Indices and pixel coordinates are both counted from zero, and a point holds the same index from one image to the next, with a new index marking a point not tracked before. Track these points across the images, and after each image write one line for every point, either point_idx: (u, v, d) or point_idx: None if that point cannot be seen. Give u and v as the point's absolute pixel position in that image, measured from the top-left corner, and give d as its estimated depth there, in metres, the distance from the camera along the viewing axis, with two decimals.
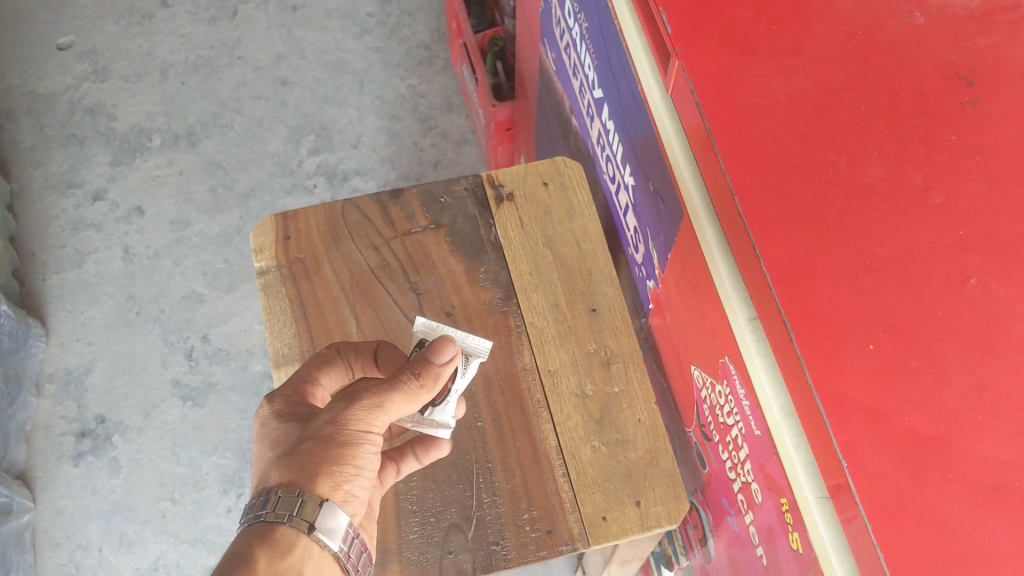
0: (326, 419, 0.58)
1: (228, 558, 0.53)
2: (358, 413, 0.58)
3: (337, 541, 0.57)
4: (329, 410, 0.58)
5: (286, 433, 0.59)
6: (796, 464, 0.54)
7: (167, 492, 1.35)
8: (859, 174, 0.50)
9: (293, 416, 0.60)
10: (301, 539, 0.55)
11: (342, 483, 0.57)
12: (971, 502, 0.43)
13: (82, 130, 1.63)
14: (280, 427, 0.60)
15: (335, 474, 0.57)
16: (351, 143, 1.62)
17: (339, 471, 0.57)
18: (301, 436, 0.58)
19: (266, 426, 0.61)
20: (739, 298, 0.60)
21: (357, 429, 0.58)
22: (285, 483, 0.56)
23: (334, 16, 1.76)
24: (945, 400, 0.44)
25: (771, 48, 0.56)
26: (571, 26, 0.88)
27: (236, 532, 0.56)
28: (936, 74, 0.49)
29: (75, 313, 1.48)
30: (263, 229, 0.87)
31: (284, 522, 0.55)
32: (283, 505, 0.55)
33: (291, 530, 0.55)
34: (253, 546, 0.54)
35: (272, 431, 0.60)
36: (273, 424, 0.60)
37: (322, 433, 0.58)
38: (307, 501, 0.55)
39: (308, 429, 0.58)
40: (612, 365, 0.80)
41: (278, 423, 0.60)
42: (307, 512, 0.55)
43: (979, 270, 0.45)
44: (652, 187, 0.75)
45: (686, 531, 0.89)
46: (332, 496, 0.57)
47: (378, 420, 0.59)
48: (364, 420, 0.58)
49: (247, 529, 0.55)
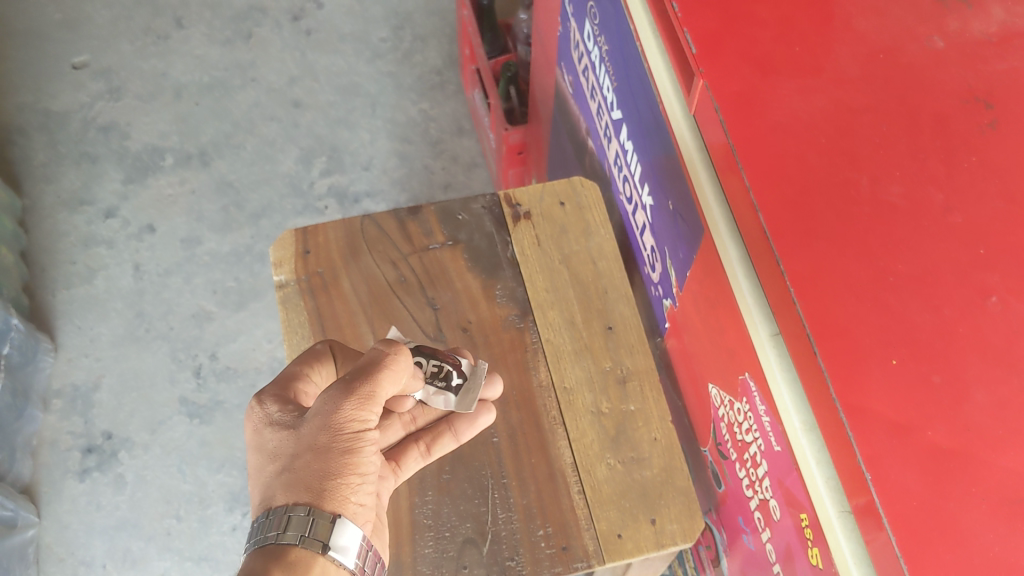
0: (320, 427, 0.58)
1: None
2: (347, 418, 0.58)
3: (351, 557, 0.58)
4: (316, 416, 0.58)
5: (282, 442, 0.60)
6: (817, 479, 0.53)
7: (172, 509, 1.34)
8: (880, 193, 0.52)
9: (285, 424, 0.61)
10: (317, 560, 0.55)
11: (349, 495, 0.58)
12: (995, 515, 0.43)
13: (96, 148, 1.65)
14: (277, 436, 0.61)
15: (340, 488, 0.57)
16: (362, 165, 1.64)
17: (344, 483, 0.58)
18: (296, 447, 0.58)
19: (263, 434, 0.62)
20: (762, 314, 0.59)
21: (350, 433, 0.58)
22: (294, 503, 0.56)
23: (347, 40, 1.78)
24: (968, 414, 0.45)
25: (794, 69, 0.58)
26: (589, 49, 0.90)
27: (247, 553, 0.57)
28: (957, 96, 0.52)
29: (84, 328, 1.48)
30: (282, 243, 0.88)
31: (297, 544, 0.55)
32: (296, 526, 0.55)
33: (305, 551, 0.55)
34: (268, 565, 0.55)
35: (269, 442, 0.61)
36: (269, 435, 0.61)
37: (318, 443, 0.57)
38: (319, 520, 0.56)
39: (301, 440, 0.58)
40: (628, 383, 0.81)
41: (273, 432, 0.61)
42: (320, 530, 0.56)
43: (999, 288, 0.47)
44: (671, 205, 0.76)
45: (698, 551, 0.89)
46: (343, 510, 0.58)
47: (370, 412, 0.59)
48: (354, 423, 0.58)
49: (259, 551, 0.56)
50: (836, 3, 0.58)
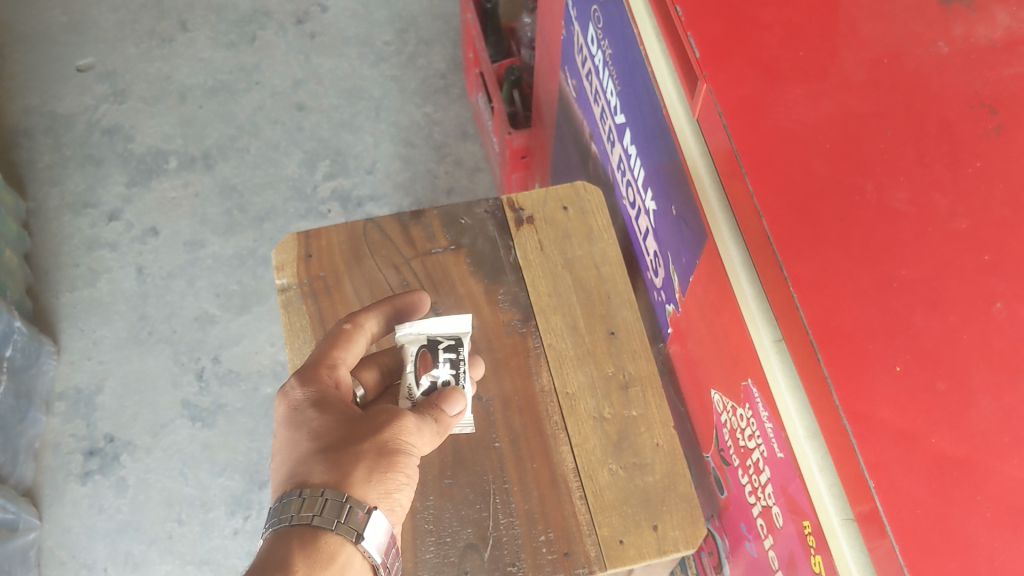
0: (381, 429, 0.62)
1: (268, 564, 0.54)
2: (404, 428, 0.62)
3: (377, 552, 0.59)
4: (378, 416, 0.63)
5: (327, 426, 0.62)
6: (820, 486, 0.53)
7: (174, 512, 1.34)
8: (886, 199, 0.51)
9: (332, 410, 0.63)
10: (346, 548, 0.57)
11: (389, 492, 0.61)
12: (1000, 524, 0.43)
13: (100, 151, 1.66)
14: (320, 417, 0.63)
15: (385, 482, 0.60)
16: (366, 168, 1.64)
17: (390, 479, 0.60)
18: (348, 433, 0.61)
19: (301, 413, 0.63)
20: (765, 319, 0.58)
21: (403, 442, 0.62)
22: (333, 486, 0.58)
23: (351, 44, 1.78)
24: (973, 422, 0.45)
25: (799, 74, 0.57)
26: (593, 53, 0.90)
27: (268, 533, 0.57)
28: (961, 101, 0.52)
29: (87, 331, 1.48)
30: (285, 246, 0.88)
31: (331, 529, 0.57)
32: (331, 510, 0.57)
33: (337, 538, 0.57)
34: (292, 550, 0.55)
35: (311, 421, 0.63)
36: (311, 414, 0.63)
37: (375, 437, 0.61)
38: (355, 509, 0.58)
39: (357, 429, 0.62)
40: (630, 389, 0.81)
41: (316, 413, 0.63)
42: (356, 520, 0.58)
43: (1006, 294, 0.47)
44: (675, 210, 0.76)
45: (700, 557, 0.88)
46: (380, 503, 0.60)
47: (418, 441, 0.64)
48: (410, 438, 0.63)
49: (285, 532, 0.57)
50: (839, 8, 0.58)
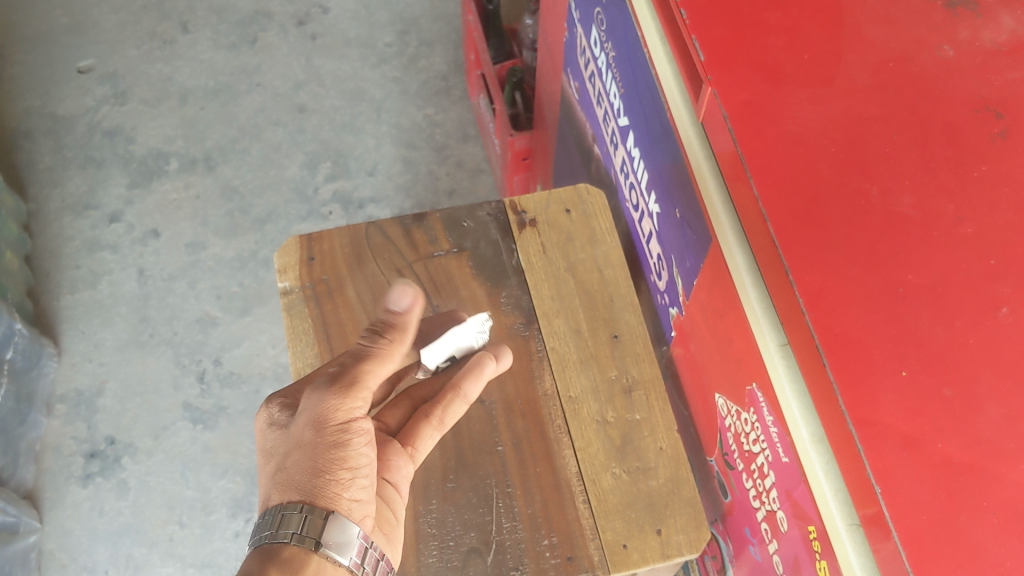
0: (309, 423, 0.60)
1: None
2: (334, 406, 0.59)
3: (348, 555, 0.58)
4: (308, 411, 0.60)
5: (280, 443, 0.62)
6: (825, 492, 0.53)
7: (175, 515, 1.34)
8: (891, 203, 0.51)
9: (285, 424, 0.63)
10: (312, 556, 0.57)
11: (341, 489, 0.59)
12: (1006, 531, 0.43)
13: (101, 153, 1.65)
14: (276, 438, 0.63)
15: (330, 481, 0.59)
16: (367, 170, 1.64)
17: (334, 476, 0.59)
18: (292, 447, 0.61)
19: (265, 435, 0.65)
20: (770, 324, 0.58)
21: (337, 421, 0.59)
22: (287, 502, 0.59)
23: (353, 45, 1.78)
24: (980, 428, 0.45)
25: (804, 77, 0.57)
26: (596, 56, 0.90)
27: (248, 554, 0.59)
28: (967, 105, 0.52)
29: (88, 333, 1.48)
30: (287, 249, 0.88)
31: (292, 542, 0.57)
32: (291, 524, 0.58)
33: (300, 549, 0.57)
34: (266, 568, 0.57)
35: (271, 442, 0.63)
36: (270, 436, 0.64)
37: (306, 440, 0.59)
38: (310, 516, 0.58)
39: (295, 439, 0.61)
40: (634, 392, 0.80)
41: (274, 432, 0.64)
42: (312, 528, 0.58)
43: (1011, 300, 0.46)
44: (679, 214, 0.75)
45: (703, 561, 0.88)
46: (334, 504, 0.59)
47: (354, 403, 0.59)
48: (343, 409, 0.59)
49: (255, 551, 0.58)
50: (844, 11, 0.58)
